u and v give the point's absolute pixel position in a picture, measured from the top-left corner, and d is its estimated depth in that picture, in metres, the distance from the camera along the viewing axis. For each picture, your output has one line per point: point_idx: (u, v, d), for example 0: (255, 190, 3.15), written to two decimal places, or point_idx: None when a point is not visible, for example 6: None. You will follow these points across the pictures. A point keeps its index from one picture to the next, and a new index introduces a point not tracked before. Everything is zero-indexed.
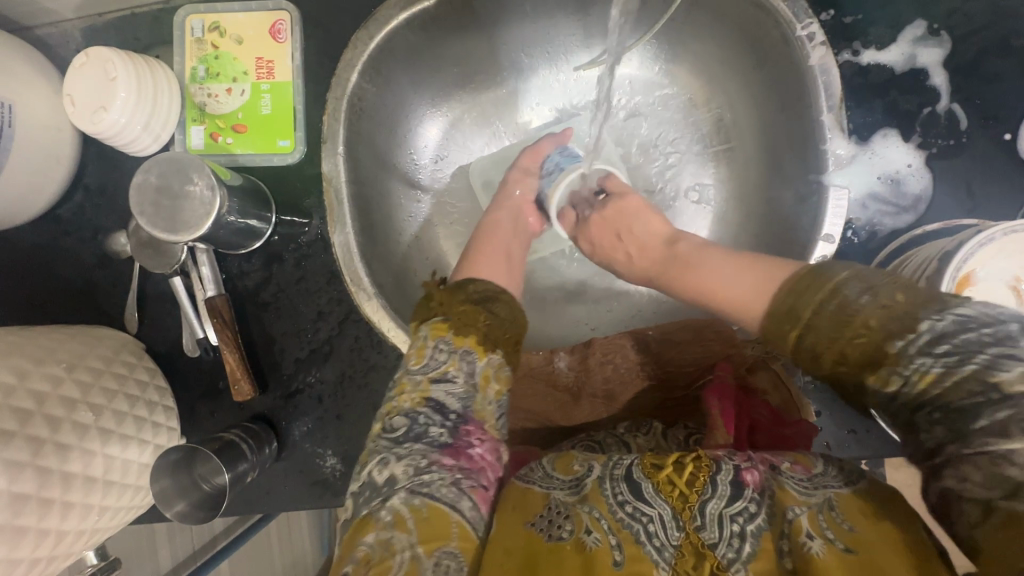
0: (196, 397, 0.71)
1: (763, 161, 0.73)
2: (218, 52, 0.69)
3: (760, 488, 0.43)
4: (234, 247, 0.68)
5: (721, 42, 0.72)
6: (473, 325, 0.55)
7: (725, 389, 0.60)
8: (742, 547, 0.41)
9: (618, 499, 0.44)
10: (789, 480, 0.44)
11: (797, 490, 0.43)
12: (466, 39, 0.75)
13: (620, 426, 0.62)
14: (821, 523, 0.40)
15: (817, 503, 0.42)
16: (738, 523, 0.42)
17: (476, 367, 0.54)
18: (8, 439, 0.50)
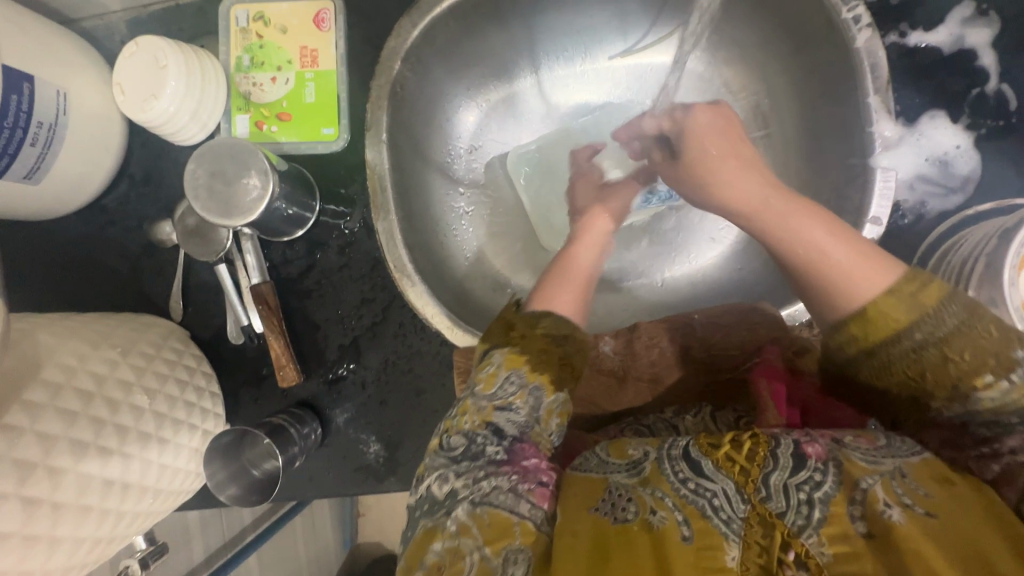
0: (239, 384, 0.72)
1: (805, 145, 0.72)
2: (262, 41, 0.70)
3: (824, 458, 0.41)
4: (278, 233, 0.70)
5: (762, 27, 0.72)
6: (549, 364, 0.53)
7: (773, 371, 0.59)
8: (812, 514, 0.39)
9: (679, 477, 0.43)
10: (855, 451, 0.42)
11: (865, 460, 0.41)
12: (505, 28, 0.76)
13: (668, 410, 0.62)
14: (897, 490, 0.39)
15: (889, 470, 0.40)
16: (805, 491, 0.40)
17: (542, 401, 0.51)
18: (72, 420, 0.50)
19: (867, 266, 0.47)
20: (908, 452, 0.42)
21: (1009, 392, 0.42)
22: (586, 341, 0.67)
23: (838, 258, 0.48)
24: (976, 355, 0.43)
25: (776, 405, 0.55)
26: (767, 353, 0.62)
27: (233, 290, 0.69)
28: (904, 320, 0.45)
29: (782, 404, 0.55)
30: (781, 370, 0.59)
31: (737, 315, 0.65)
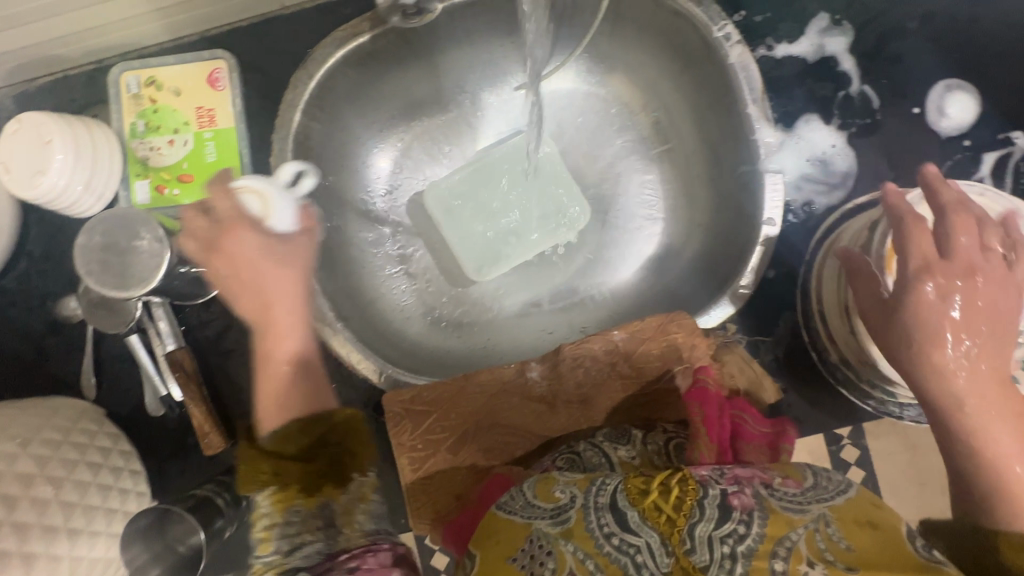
0: (165, 457, 0.69)
1: (706, 157, 0.77)
2: (156, 105, 0.68)
3: (749, 509, 0.43)
4: (190, 296, 0.68)
5: (648, 50, 0.76)
6: (319, 482, 0.45)
7: (707, 394, 0.60)
8: (734, 568, 0.40)
9: (604, 531, 0.43)
10: (779, 499, 0.44)
11: (789, 509, 0.43)
12: (406, 71, 0.77)
13: (600, 434, 0.62)
14: (820, 545, 0.40)
15: (814, 520, 0.42)
16: (728, 544, 0.42)
17: (335, 510, 0.43)
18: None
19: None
20: (834, 493, 0.44)
21: None
22: (513, 368, 0.67)
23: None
24: None
25: (707, 430, 0.56)
26: (703, 379, 0.62)
27: (147, 361, 0.67)
28: None
29: (712, 427, 0.56)
30: (714, 393, 0.60)
31: (656, 326, 0.66)
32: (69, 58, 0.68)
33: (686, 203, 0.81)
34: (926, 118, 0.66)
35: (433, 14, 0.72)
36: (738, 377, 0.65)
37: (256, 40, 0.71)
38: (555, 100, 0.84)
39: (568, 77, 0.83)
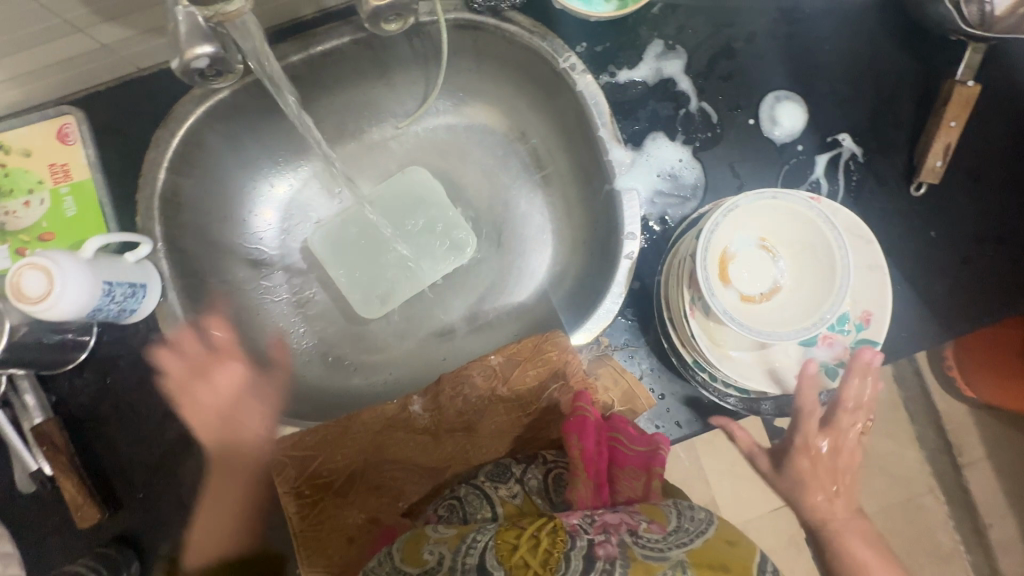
0: (40, 538, 0.66)
1: (578, 178, 0.80)
2: (7, 169, 0.68)
3: (613, 557, 0.45)
4: (57, 364, 0.65)
5: (512, 81, 0.80)
6: None
7: (586, 425, 0.61)
8: None
9: None
10: (643, 546, 0.47)
11: (653, 556, 0.45)
12: (278, 120, 0.78)
13: (482, 472, 0.64)
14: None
15: (672, 566, 0.44)
16: None
17: None
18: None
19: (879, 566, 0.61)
20: (692, 535, 0.48)
21: None
22: (396, 403, 0.68)
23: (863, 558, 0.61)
24: None
25: (585, 464, 0.59)
26: (582, 408, 0.63)
27: (12, 436, 0.65)
28: None
29: (589, 462, 0.59)
30: (593, 422, 0.61)
31: (533, 347, 0.68)
32: None
33: (567, 223, 0.84)
34: (761, 127, 0.71)
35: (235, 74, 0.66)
36: (612, 389, 0.67)
37: (111, 102, 0.70)
38: (436, 134, 0.88)
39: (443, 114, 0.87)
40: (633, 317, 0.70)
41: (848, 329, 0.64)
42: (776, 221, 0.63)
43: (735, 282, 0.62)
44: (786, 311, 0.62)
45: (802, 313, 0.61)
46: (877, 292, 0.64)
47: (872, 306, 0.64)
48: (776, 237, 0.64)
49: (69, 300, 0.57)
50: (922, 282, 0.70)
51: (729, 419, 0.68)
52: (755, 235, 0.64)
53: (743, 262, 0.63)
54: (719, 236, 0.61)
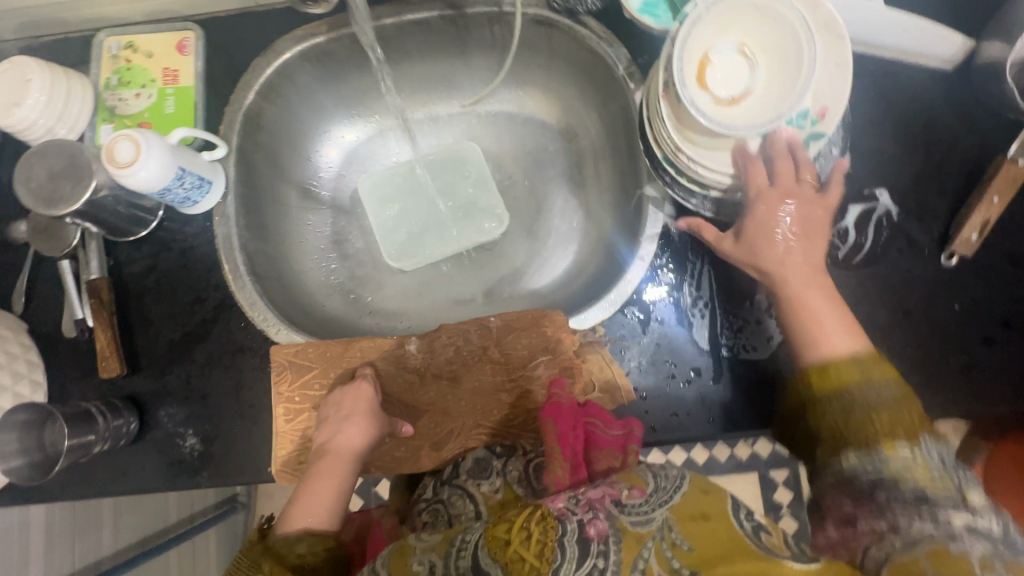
0: (66, 377, 0.74)
1: (615, 183, 0.84)
2: (130, 65, 0.80)
3: (604, 536, 0.49)
4: (122, 233, 0.75)
5: (575, 79, 0.85)
6: None
7: (560, 410, 0.65)
8: None
9: None
10: (631, 513, 0.51)
11: (637, 521, 0.50)
12: (362, 74, 0.87)
13: (468, 460, 0.70)
14: (666, 553, 0.48)
15: (659, 532, 0.49)
16: None
17: None
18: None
19: (847, 337, 0.55)
20: (670, 493, 0.53)
21: (912, 462, 0.47)
22: (395, 339, 0.72)
23: (829, 320, 0.56)
24: (891, 425, 0.49)
25: (561, 446, 0.62)
26: (557, 394, 0.67)
27: (70, 283, 0.74)
28: (854, 382, 0.52)
29: (565, 444, 0.62)
30: (567, 407, 0.65)
31: (531, 319, 0.71)
32: (70, 21, 0.80)
33: (597, 223, 0.88)
34: None
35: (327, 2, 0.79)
36: (597, 373, 0.69)
37: (227, 28, 0.81)
38: (495, 119, 0.95)
39: (505, 101, 0.93)
40: (635, 315, 0.72)
41: (805, 124, 0.61)
42: (758, 24, 0.62)
43: (711, 85, 0.62)
44: (754, 114, 0.62)
45: (769, 114, 0.61)
46: (840, 84, 0.60)
47: (832, 100, 0.61)
48: (756, 40, 0.62)
49: (148, 169, 0.65)
50: (936, 352, 0.68)
51: (704, 437, 0.68)
52: (733, 40, 0.63)
53: (722, 64, 0.63)
54: (695, 37, 0.61)
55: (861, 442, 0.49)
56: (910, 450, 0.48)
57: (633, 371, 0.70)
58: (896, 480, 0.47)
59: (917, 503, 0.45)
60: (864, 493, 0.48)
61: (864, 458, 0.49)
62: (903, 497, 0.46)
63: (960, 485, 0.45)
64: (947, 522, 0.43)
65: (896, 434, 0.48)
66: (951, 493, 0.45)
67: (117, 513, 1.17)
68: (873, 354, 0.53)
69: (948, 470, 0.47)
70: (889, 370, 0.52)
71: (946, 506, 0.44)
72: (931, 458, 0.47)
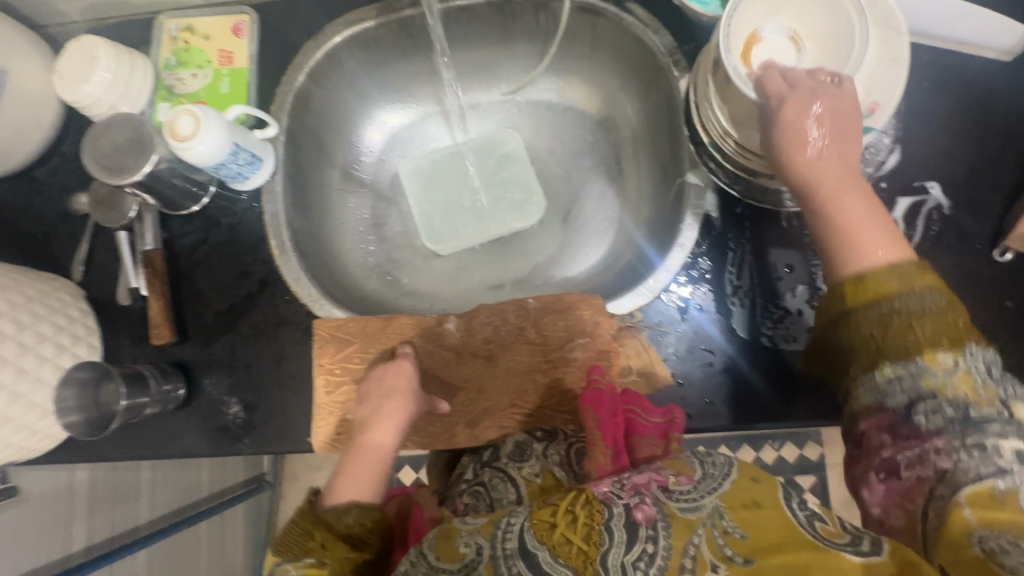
0: (119, 343, 0.78)
1: (655, 172, 0.84)
2: (188, 46, 0.83)
3: (653, 521, 0.49)
4: (175, 207, 0.78)
5: (617, 69, 0.86)
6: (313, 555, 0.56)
7: (600, 397, 0.63)
8: None
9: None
10: (678, 500, 0.51)
11: (686, 507, 0.50)
12: (407, 59, 0.89)
13: (506, 446, 0.68)
14: (720, 542, 0.48)
15: (710, 518, 0.49)
16: (640, 568, 0.47)
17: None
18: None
19: (886, 244, 0.51)
20: (719, 480, 0.52)
21: (953, 374, 0.45)
22: (434, 317, 0.74)
23: (862, 225, 0.52)
24: (931, 334, 0.47)
25: (602, 434, 0.60)
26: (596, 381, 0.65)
27: (126, 253, 0.77)
28: (893, 289, 0.49)
29: (605, 432, 0.60)
30: (607, 394, 0.64)
31: (569, 301, 0.72)
32: (134, 5, 0.84)
33: (635, 212, 0.87)
34: None
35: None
36: (635, 358, 0.69)
37: (280, 13, 0.84)
38: (534, 108, 0.95)
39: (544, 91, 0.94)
40: (674, 301, 0.72)
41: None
42: (811, 10, 0.62)
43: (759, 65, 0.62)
44: None
45: None
46: (894, 80, 0.58)
47: (883, 95, 0.59)
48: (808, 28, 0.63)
49: (206, 146, 0.68)
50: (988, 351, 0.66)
51: (741, 427, 0.67)
52: (785, 24, 0.64)
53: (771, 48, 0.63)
54: (743, 16, 0.63)
55: (900, 352, 0.47)
56: (954, 362, 0.46)
57: (670, 358, 0.70)
58: (936, 395, 0.45)
59: (961, 423, 0.44)
60: (901, 420, 0.46)
61: (902, 372, 0.47)
62: (945, 414, 0.44)
63: (1003, 399, 0.44)
64: (992, 443, 0.42)
65: (938, 342, 0.46)
66: (995, 410, 0.44)
67: (154, 485, 1.21)
68: (914, 262, 0.50)
69: (991, 381, 0.45)
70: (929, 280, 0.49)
71: (990, 428, 0.43)
72: (974, 368, 0.46)
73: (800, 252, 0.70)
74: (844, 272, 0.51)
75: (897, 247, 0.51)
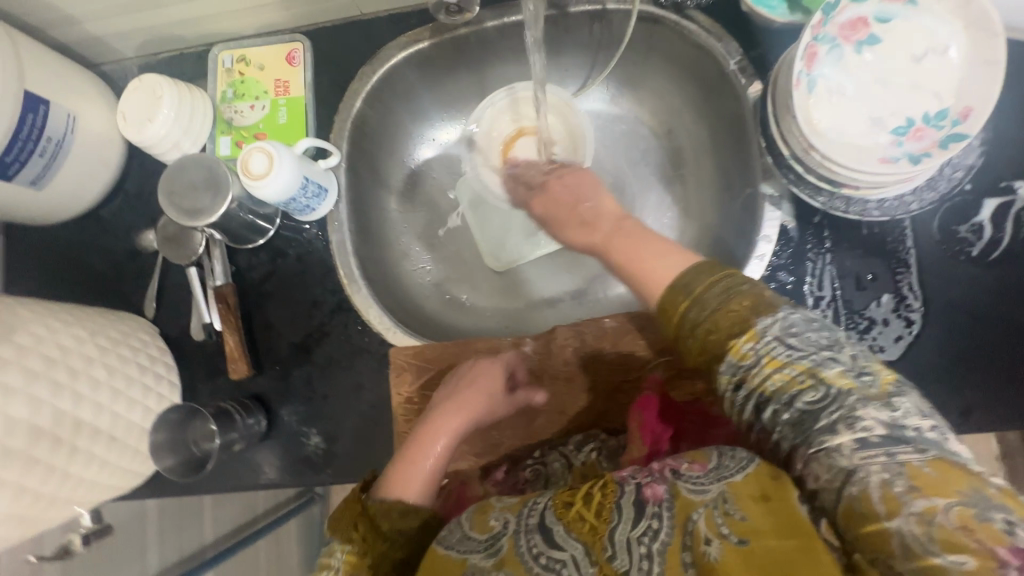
0: (197, 378, 0.79)
1: (718, 182, 0.82)
2: (244, 77, 0.83)
3: (659, 500, 0.46)
4: (242, 241, 0.79)
5: (674, 77, 0.83)
6: (362, 541, 0.52)
7: (650, 402, 0.67)
8: (652, 568, 0.43)
9: (533, 553, 0.47)
10: (686, 482, 0.46)
11: (692, 491, 0.45)
12: (458, 76, 0.87)
13: (570, 442, 0.70)
14: (718, 523, 0.42)
15: (712, 500, 0.44)
16: (644, 544, 0.44)
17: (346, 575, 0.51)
18: (4, 366, 0.56)
19: (667, 261, 0.53)
20: (734, 469, 0.45)
21: (760, 364, 0.45)
22: (509, 340, 0.74)
23: (647, 255, 0.55)
24: (731, 326, 0.47)
25: (643, 435, 0.64)
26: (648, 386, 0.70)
27: (198, 289, 0.78)
28: (686, 304, 0.49)
29: (648, 433, 0.64)
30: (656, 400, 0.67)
31: (648, 319, 0.71)
32: (186, 39, 0.83)
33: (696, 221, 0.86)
34: None
35: (473, 12, 0.77)
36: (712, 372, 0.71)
37: (333, 39, 0.83)
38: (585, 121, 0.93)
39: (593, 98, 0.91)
40: None
41: (944, 125, 0.59)
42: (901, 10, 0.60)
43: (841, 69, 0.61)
44: (878, 106, 0.61)
45: (894, 109, 0.61)
46: (989, 82, 0.56)
47: (977, 100, 0.57)
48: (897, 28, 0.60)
49: (278, 184, 0.68)
50: None
51: None
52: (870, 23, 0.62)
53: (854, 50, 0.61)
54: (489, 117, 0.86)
55: (718, 362, 0.47)
56: (756, 351, 0.45)
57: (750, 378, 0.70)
58: (767, 394, 0.44)
59: (799, 426, 0.43)
60: (762, 430, 0.46)
61: (734, 380, 0.47)
62: (787, 419, 0.43)
63: (814, 371, 0.43)
64: (829, 442, 0.40)
65: (731, 336, 0.46)
66: (812, 388, 0.42)
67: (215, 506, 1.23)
68: (693, 267, 0.51)
69: (795, 351, 0.44)
70: (721, 275, 0.49)
71: (822, 421, 0.41)
72: (775, 348, 0.44)
73: (883, 261, 0.69)
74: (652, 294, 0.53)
75: (679, 257, 0.53)
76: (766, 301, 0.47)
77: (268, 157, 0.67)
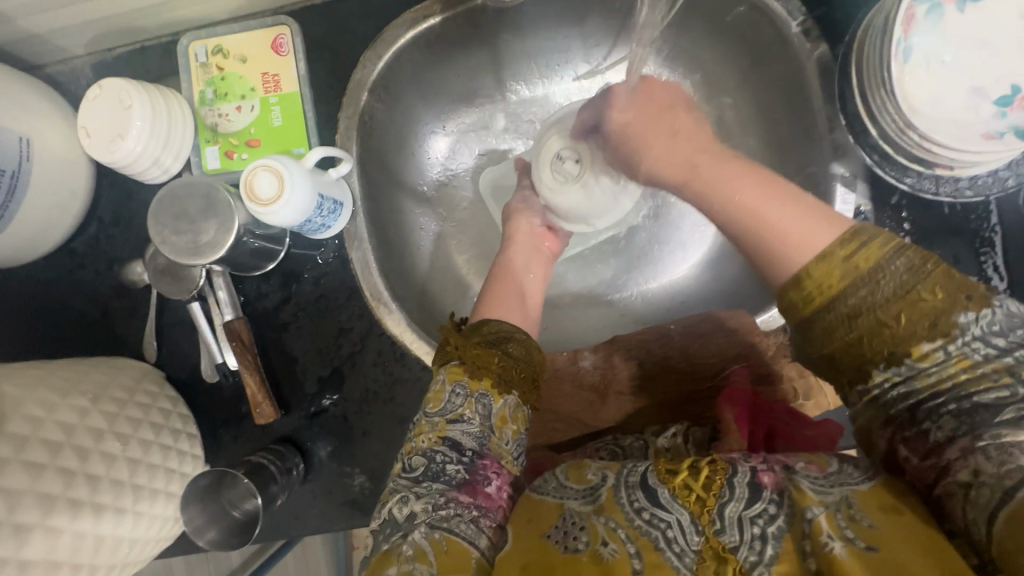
0: (218, 423, 0.71)
1: (771, 156, 0.72)
2: (223, 73, 0.70)
3: (779, 489, 0.40)
4: (249, 269, 0.69)
5: (719, 42, 0.72)
6: (489, 368, 0.50)
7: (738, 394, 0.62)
8: (764, 550, 0.39)
9: (635, 507, 0.42)
10: (805, 479, 0.40)
11: (813, 488, 0.40)
12: (469, 55, 0.75)
13: (648, 430, 0.63)
14: (840, 522, 0.38)
15: (834, 502, 0.39)
16: (759, 525, 0.39)
17: (492, 409, 0.49)
18: (3, 467, 0.47)
19: (807, 220, 0.43)
20: (858, 480, 0.41)
21: (947, 365, 0.39)
22: (567, 356, 0.70)
23: (779, 214, 0.45)
24: (920, 317, 0.39)
25: (738, 426, 0.57)
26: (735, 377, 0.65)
27: (205, 327, 0.68)
28: (848, 281, 0.41)
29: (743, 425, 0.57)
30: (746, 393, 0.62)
31: (712, 326, 0.68)
32: (148, 29, 0.70)
33: None
34: None
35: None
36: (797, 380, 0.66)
37: (325, 20, 0.71)
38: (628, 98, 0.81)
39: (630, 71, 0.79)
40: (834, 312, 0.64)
41: None
42: None
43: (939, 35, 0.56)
44: (979, 74, 0.56)
45: (996, 76, 0.56)
46: None
47: None
48: None
49: (288, 220, 0.59)
50: None
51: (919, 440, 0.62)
52: None
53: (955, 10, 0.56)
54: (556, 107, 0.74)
55: (889, 354, 0.40)
56: (945, 351, 0.39)
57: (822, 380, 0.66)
58: (939, 394, 0.39)
59: (963, 417, 0.38)
60: (907, 427, 0.40)
61: (897, 376, 0.40)
62: (951, 410, 0.39)
63: (1014, 369, 0.38)
64: (1010, 438, 0.36)
65: (919, 335, 0.39)
66: (1003, 389, 0.37)
67: None
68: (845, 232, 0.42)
69: (995, 352, 0.39)
70: (878, 252, 0.41)
71: (1003, 415, 0.37)
72: (971, 347, 0.39)
73: (965, 240, 0.63)
74: (783, 271, 0.43)
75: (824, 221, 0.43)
76: (966, 288, 0.40)
77: (278, 196, 0.57)
